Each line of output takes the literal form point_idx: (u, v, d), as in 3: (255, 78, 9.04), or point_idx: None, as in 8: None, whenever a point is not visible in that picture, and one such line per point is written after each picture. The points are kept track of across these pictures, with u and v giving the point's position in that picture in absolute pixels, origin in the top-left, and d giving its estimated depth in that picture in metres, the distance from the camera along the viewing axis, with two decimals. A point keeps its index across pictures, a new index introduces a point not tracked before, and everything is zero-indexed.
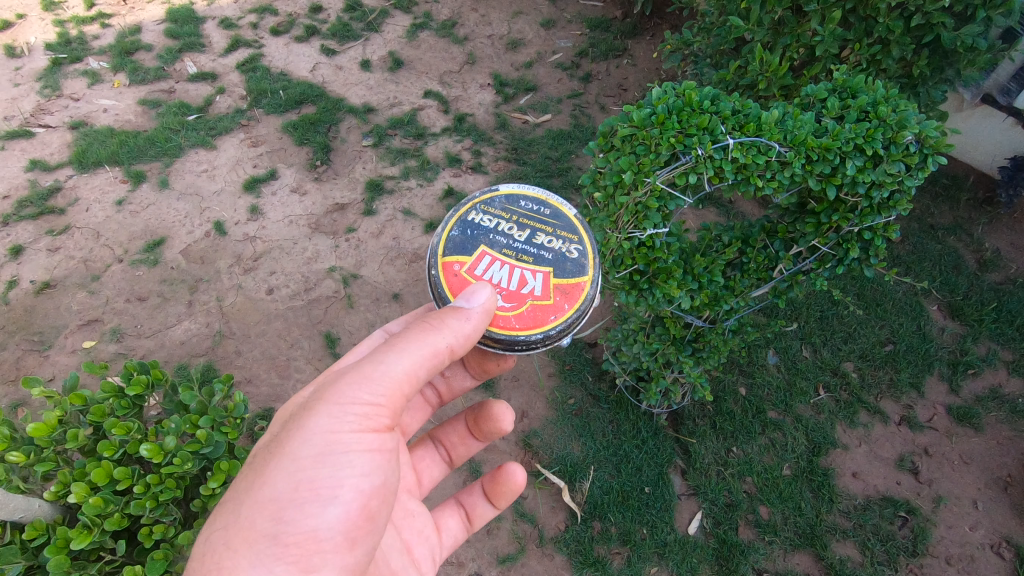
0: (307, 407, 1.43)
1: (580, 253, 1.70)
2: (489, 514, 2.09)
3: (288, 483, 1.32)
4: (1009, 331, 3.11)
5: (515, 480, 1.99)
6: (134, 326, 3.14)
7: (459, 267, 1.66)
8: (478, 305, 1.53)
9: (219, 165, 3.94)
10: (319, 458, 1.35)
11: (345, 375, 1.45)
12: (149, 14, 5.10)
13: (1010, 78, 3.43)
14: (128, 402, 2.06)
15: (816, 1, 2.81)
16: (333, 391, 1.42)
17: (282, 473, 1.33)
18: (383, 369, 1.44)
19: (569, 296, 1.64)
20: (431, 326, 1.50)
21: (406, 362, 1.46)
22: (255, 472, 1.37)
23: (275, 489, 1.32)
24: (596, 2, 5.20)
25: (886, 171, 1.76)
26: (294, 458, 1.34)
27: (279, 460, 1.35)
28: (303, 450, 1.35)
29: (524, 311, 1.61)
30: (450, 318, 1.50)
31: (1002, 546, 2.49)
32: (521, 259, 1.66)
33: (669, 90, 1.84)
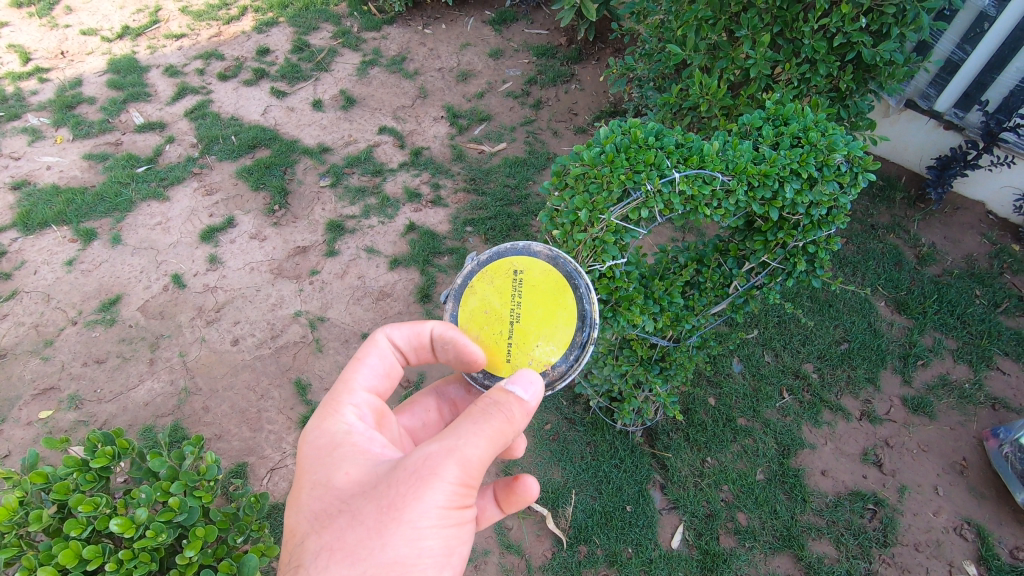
0: (410, 472, 1.27)
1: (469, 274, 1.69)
2: (497, 516, 1.79)
3: (409, 550, 1.22)
4: (950, 320, 3.30)
5: (528, 491, 1.71)
6: (93, 391, 3.04)
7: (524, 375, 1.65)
8: (536, 394, 1.42)
9: (173, 216, 3.86)
10: (434, 527, 1.26)
11: (445, 444, 1.29)
12: (89, 65, 5.01)
13: (929, 84, 3.78)
14: (93, 475, 1.99)
15: (746, 26, 2.97)
16: (441, 463, 1.27)
17: (405, 538, 1.22)
18: (477, 449, 1.29)
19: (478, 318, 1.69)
20: (509, 409, 1.36)
21: (501, 441, 1.34)
22: (365, 523, 1.24)
23: (396, 554, 1.21)
24: (541, 31, 5.35)
25: (822, 191, 1.89)
26: (414, 527, 1.23)
27: (396, 521, 1.23)
28: (422, 520, 1.24)
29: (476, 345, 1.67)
30: (523, 408, 1.38)
31: (965, 529, 2.62)
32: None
33: (615, 129, 1.96)
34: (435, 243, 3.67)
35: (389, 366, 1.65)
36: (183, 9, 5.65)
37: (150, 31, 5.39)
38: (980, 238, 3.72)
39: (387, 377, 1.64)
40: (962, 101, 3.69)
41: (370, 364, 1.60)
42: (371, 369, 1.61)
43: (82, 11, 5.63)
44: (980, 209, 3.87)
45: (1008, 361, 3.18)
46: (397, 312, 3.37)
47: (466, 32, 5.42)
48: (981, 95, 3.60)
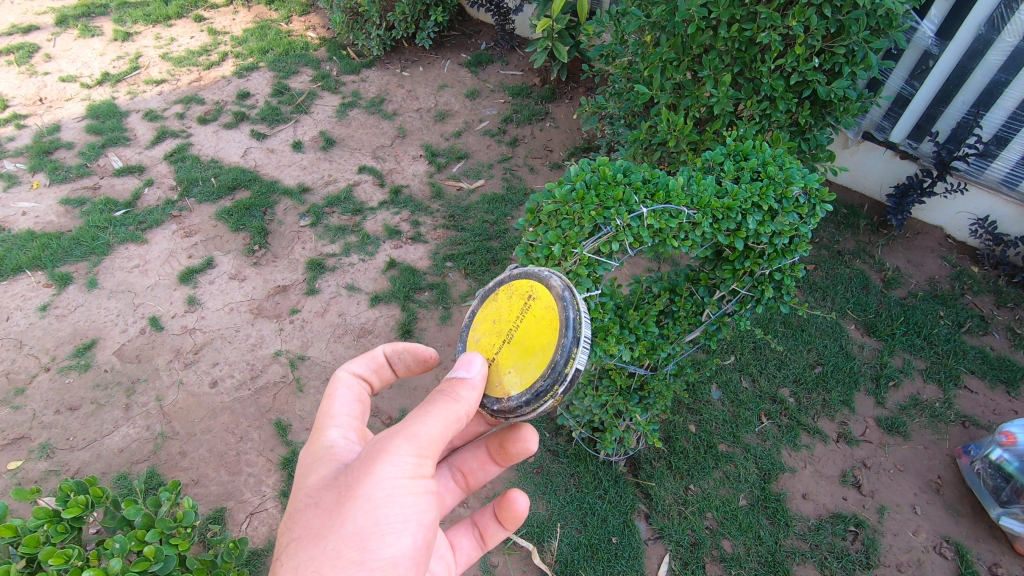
0: (366, 456, 1.37)
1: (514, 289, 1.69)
2: (502, 536, 1.92)
3: (365, 522, 1.28)
4: (918, 341, 3.42)
5: (517, 510, 1.77)
6: (65, 438, 2.97)
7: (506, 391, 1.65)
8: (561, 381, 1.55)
9: (151, 259, 3.85)
10: (391, 501, 1.30)
11: (395, 427, 1.38)
12: (68, 111, 5.05)
13: (883, 117, 4.00)
14: (65, 526, 1.93)
15: (708, 67, 3.14)
16: (388, 441, 1.35)
17: (359, 510, 1.28)
18: (428, 425, 1.36)
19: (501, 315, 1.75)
20: (451, 393, 1.44)
21: (447, 418, 1.40)
22: (326, 508, 1.33)
23: (354, 528, 1.27)
24: (515, 72, 5.54)
25: (783, 222, 1.99)
26: (367, 500, 1.29)
27: (352, 499, 1.31)
28: (375, 492, 1.30)
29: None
30: (461, 388, 1.46)
31: (944, 547, 2.66)
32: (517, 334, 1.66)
33: (585, 167, 2.03)
34: (415, 279, 3.71)
35: (356, 395, 1.73)
36: (164, 55, 5.75)
37: (130, 77, 5.47)
38: (941, 261, 3.88)
39: (359, 406, 1.71)
40: (914, 132, 3.90)
41: (341, 394, 1.68)
42: (343, 398, 1.68)
43: (61, 58, 5.69)
44: (939, 233, 4.04)
45: (975, 379, 3.28)
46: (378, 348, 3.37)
47: (443, 73, 5.59)
48: (932, 127, 3.82)
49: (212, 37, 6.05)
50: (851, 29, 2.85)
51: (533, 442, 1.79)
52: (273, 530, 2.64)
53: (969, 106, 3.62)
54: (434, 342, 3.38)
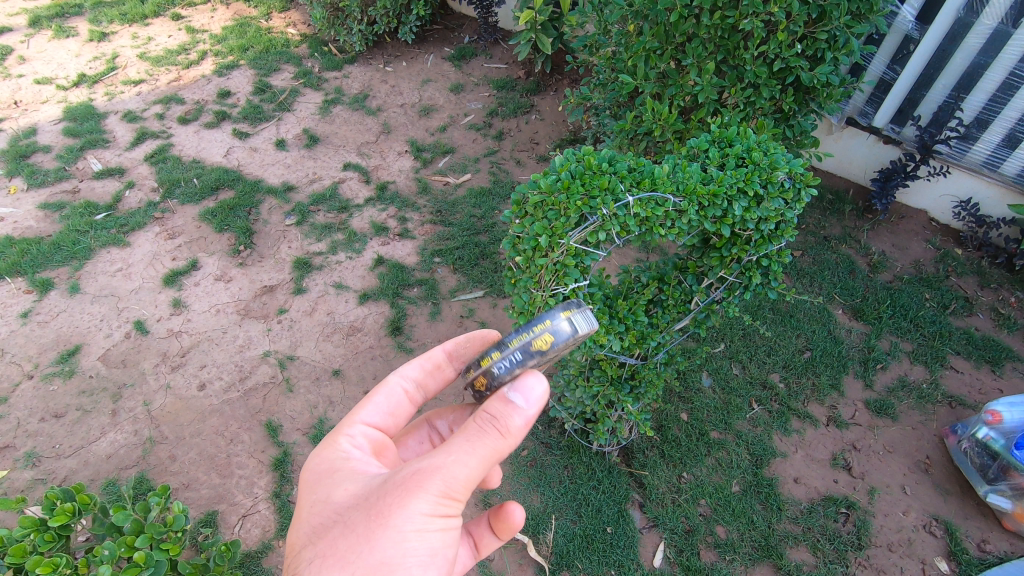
0: (399, 483, 1.29)
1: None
2: (496, 543, 1.89)
3: (394, 553, 1.25)
4: (904, 324, 3.45)
5: (514, 520, 1.76)
6: (51, 446, 2.92)
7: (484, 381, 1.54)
8: (537, 400, 1.35)
9: (134, 262, 3.80)
10: (421, 535, 1.28)
11: (436, 458, 1.30)
12: (44, 114, 4.95)
13: (866, 103, 4.01)
14: (52, 535, 1.90)
15: (691, 55, 3.14)
16: (427, 475, 1.28)
17: (389, 542, 1.25)
18: (467, 462, 1.30)
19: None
20: (500, 425, 1.33)
21: (491, 454, 1.33)
22: (354, 530, 1.27)
23: (381, 558, 1.24)
24: (499, 65, 5.50)
25: (769, 208, 1.99)
26: (398, 532, 1.25)
27: (382, 526, 1.26)
28: (407, 525, 1.26)
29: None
30: (515, 418, 1.32)
31: (934, 525, 2.69)
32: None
33: (570, 157, 2.02)
34: (403, 275, 3.69)
35: (394, 403, 1.73)
36: (141, 55, 5.65)
37: (108, 78, 5.37)
38: (925, 244, 3.91)
39: (392, 415, 1.72)
40: (897, 117, 3.93)
41: (377, 402, 1.68)
42: (376, 406, 1.69)
43: (36, 60, 5.57)
44: (923, 216, 4.08)
45: (960, 359, 3.32)
46: (368, 346, 3.35)
47: (426, 68, 5.55)
48: (914, 111, 3.85)
49: (190, 35, 5.95)
50: (832, 14, 2.86)
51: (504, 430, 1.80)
52: (266, 532, 2.62)
53: (950, 90, 3.66)
54: (424, 338, 3.37)
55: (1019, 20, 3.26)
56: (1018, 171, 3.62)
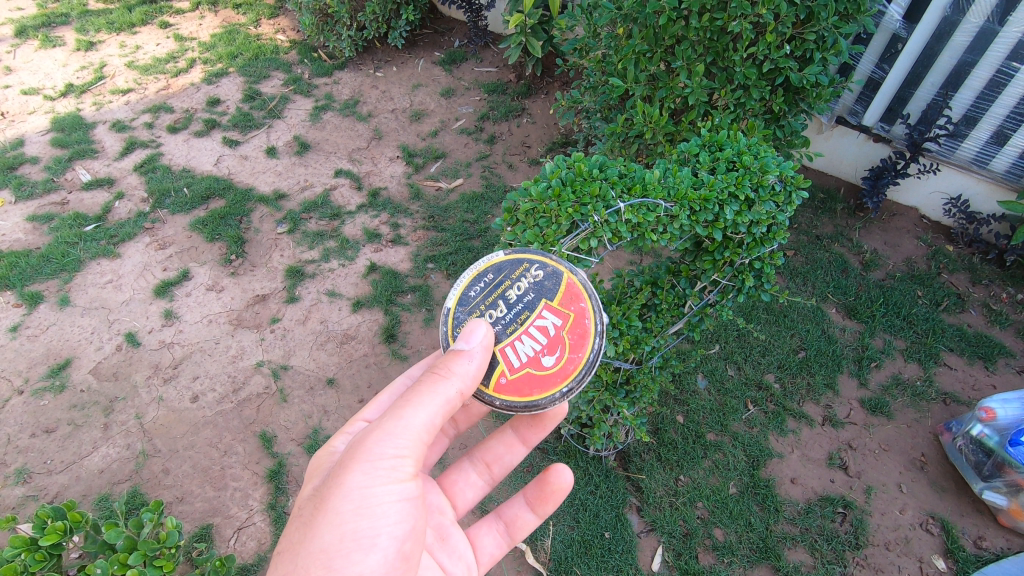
0: (340, 466, 1.40)
1: (541, 266, 1.63)
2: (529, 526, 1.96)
3: (332, 537, 1.30)
4: (897, 322, 3.46)
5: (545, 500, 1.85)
6: (42, 462, 2.89)
7: (505, 381, 1.54)
8: (477, 339, 1.50)
9: (124, 273, 3.76)
10: (362, 510, 1.34)
11: (371, 428, 1.42)
12: (32, 125, 4.91)
13: (855, 102, 4.03)
14: (43, 554, 1.88)
15: (681, 58, 3.14)
16: (362, 447, 1.39)
17: (328, 526, 1.31)
18: (402, 423, 1.40)
19: (574, 295, 1.60)
20: (441, 369, 1.45)
21: (428, 410, 1.42)
22: (302, 523, 1.36)
23: (322, 543, 1.30)
24: (490, 68, 5.50)
25: (760, 211, 2.00)
26: (336, 512, 1.33)
27: (322, 514, 1.33)
28: (344, 505, 1.33)
29: (569, 341, 1.56)
30: (455, 362, 1.46)
31: (931, 523, 2.70)
32: (524, 319, 1.58)
33: (560, 163, 2.01)
34: (397, 282, 3.68)
35: (400, 399, 1.85)
36: (129, 64, 5.62)
37: (95, 87, 5.33)
38: (917, 241, 3.93)
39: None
40: (886, 116, 3.96)
41: (379, 400, 1.84)
42: (378, 405, 1.85)
43: (22, 71, 5.53)
44: (914, 214, 4.09)
45: (954, 356, 3.34)
46: (363, 354, 3.33)
47: (416, 73, 5.54)
48: (903, 109, 3.88)
49: (178, 43, 5.92)
50: (820, 15, 2.86)
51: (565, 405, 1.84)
52: (262, 544, 2.60)
53: (938, 88, 3.69)
54: (419, 345, 3.36)
55: (1005, 18, 3.28)
56: (1007, 166, 3.65)
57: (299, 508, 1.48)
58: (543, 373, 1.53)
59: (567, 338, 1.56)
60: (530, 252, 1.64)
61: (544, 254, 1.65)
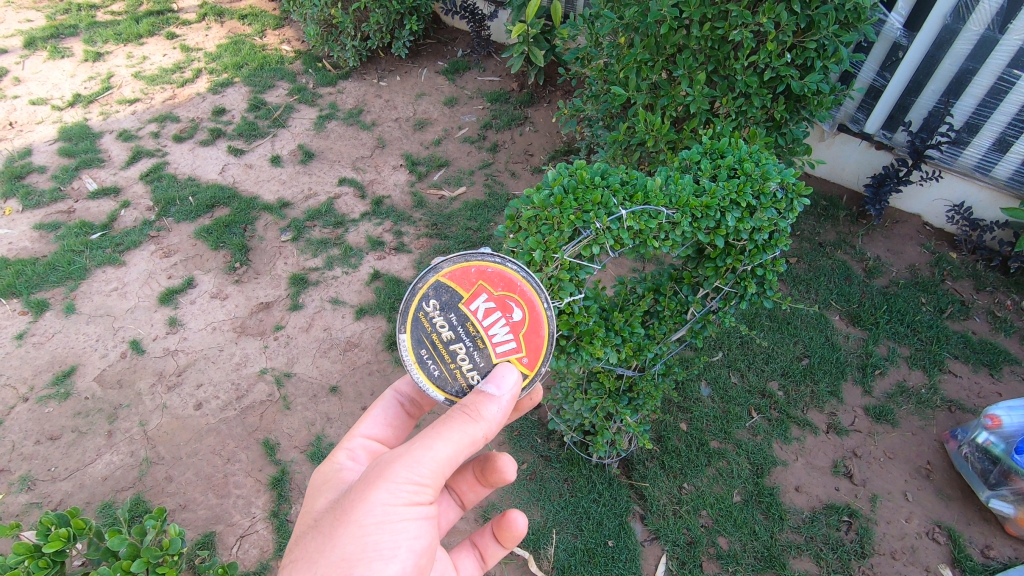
0: (364, 479, 1.37)
1: (430, 296, 1.53)
2: (503, 553, 1.87)
3: (354, 548, 1.28)
4: (901, 329, 3.45)
5: (518, 529, 1.74)
6: (46, 469, 2.89)
7: (525, 358, 1.53)
8: (510, 386, 1.45)
9: (129, 281, 3.79)
10: (384, 528, 1.31)
11: (399, 449, 1.37)
12: (39, 135, 4.96)
13: (857, 109, 4.06)
14: (46, 561, 1.89)
15: (682, 66, 3.16)
16: (389, 466, 1.35)
17: (350, 537, 1.28)
18: (431, 452, 1.34)
19: (461, 278, 1.52)
20: (472, 410, 1.40)
21: (457, 444, 1.36)
22: (322, 531, 1.33)
23: (343, 554, 1.27)
24: (493, 77, 5.54)
25: (762, 218, 2.00)
26: (359, 526, 1.30)
27: (344, 524, 1.31)
28: (367, 519, 1.30)
29: (498, 289, 1.52)
30: (485, 404, 1.41)
31: (937, 532, 2.68)
32: (472, 326, 1.51)
33: (563, 171, 2.02)
34: (400, 289, 3.69)
35: (391, 414, 1.84)
36: (136, 74, 5.68)
37: (102, 98, 5.39)
38: (920, 248, 3.93)
39: (390, 427, 1.82)
40: (888, 123, 3.96)
41: (374, 414, 1.80)
42: (374, 419, 1.80)
43: (31, 81, 5.59)
44: (917, 220, 4.09)
45: (959, 363, 3.32)
46: (366, 361, 3.34)
47: (420, 82, 5.58)
48: (904, 117, 3.89)
49: (185, 54, 5.98)
50: (821, 23, 2.87)
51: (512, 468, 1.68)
52: (264, 552, 2.60)
53: (939, 95, 3.69)
54: None
55: (1006, 25, 3.30)
56: (1010, 174, 3.66)
57: (313, 514, 1.44)
58: (528, 325, 1.52)
59: (502, 291, 1.52)
60: (409, 301, 1.51)
61: (409, 299, 1.52)
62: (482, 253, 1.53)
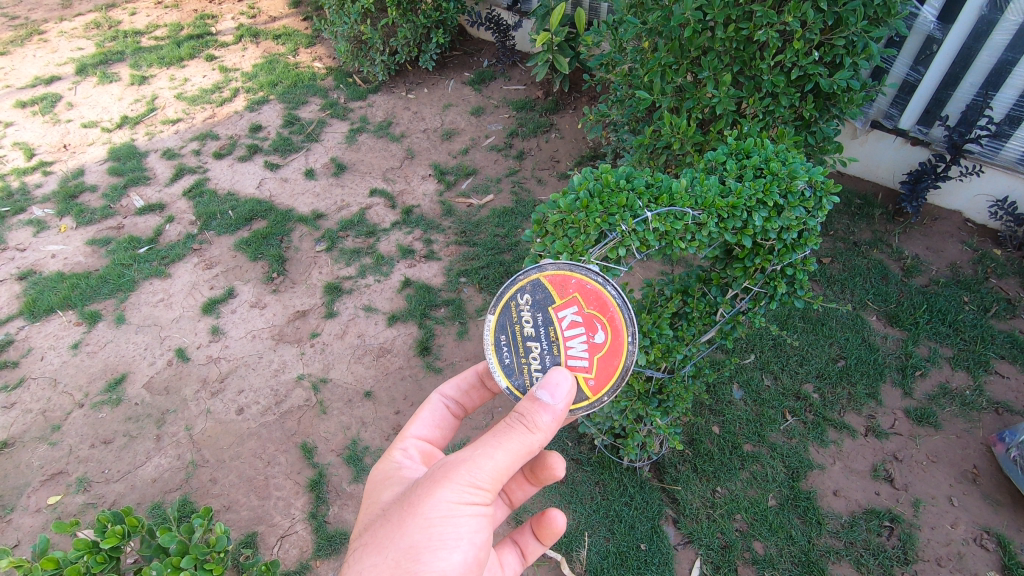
0: (429, 477, 1.42)
1: (524, 292, 1.64)
2: (542, 551, 1.89)
3: (421, 537, 1.35)
4: (943, 329, 3.35)
5: (558, 526, 1.77)
6: (101, 471, 3.05)
7: (593, 380, 1.60)
8: (564, 397, 1.46)
9: (174, 292, 3.97)
10: (449, 522, 1.36)
11: (461, 453, 1.40)
12: (91, 155, 5.25)
13: (890, 105, 3.96)
14: (103, 556, 2.01)
15: (707, 68, 3.16)
16: (452, 467, 1.39)
17: (417, 527, 1.35)
18: (491, 458, 1.38)
19: (562, 286, 1.61)
20: (528, 420, 1.42)
21: (514, 453, 1.39)
22: (390, 519, 1.40)
23: (411, 542, 1.34)
24: (518, 86, 5.61)
25: (790, 216, 1.99)
26: (425, 518, 1.36)
27: (411, 515, 1.37)
28: (433, 512, 1.36)
29: (592, 309, 1.59)
30: (540, 414, 1.42)
31: (985, 538, 2.59)
32: (554, 335, 1.61)
33: (588, 175, 2.05)
34: (430, 296, 3.76)
35: (438, 416, 1.91)
36: (178, 95, 5.95)
37: (148, 119, 5.67)
38: (962, 246, 3.81)
39: (438, 428, 1.89)
40: (924, 118, 3.86)
41: (423, 416, 1.86)
42: (423, 420, 1.87)
43: (82, 106, 5.93)
44: (957, 217, 3.97)
45: (1005, 364, 3.20)
46: (398, 367, 3.41)
47: (447, 93, 5.69)
48: (941, 111, 3.78)
49: (223, 74, 6.24)
50: (848, 20, 2.83)
51: (559, 467, 1.72)
52: (304, 552, 2.68)
53: (978, 88, 3.59)
54: (452, 358, 3.43)
55: None
56: None
57: (382, 506, 1.51)
58: (608, 351, 1.59)
59: (595, 310, 1.59)
60: (505, 291, 1.64)
61: (510, 288, 1.65)
62: (586, 267, 1.62)
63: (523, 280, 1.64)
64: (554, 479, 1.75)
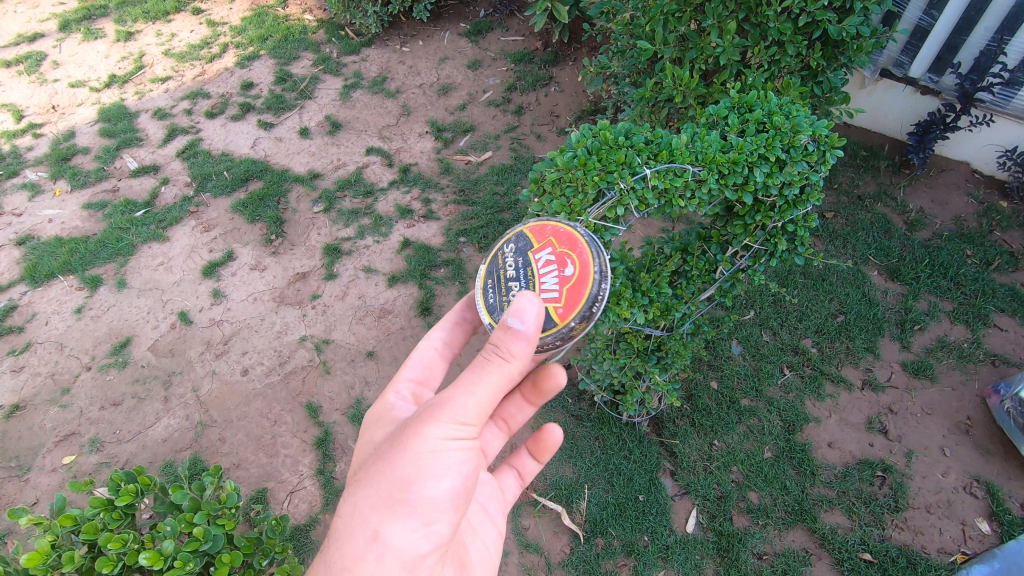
0: (415, 416, 1.45)
1: (509, 244, 1.67)
2: (538, 470, 2.01)
3: (407, 475, 1.38)
4: (944, 283, 3.34)
5: (554, 440, 1.89)
6: (112, 432, 3.12)
7: (562, 308, 1.52)
8: (533, 320, 1.38)
9: (174, 255, 3.96)
10: (436, 455, 1.40)
11: (444, 390, 1.42)
12: (81, 117, 5.13)
13: (901, 52, 3.81)
14: (119, 514, 2.08)
15: (712, 16, 3.04)
16: (435, 406, 1.41)
17: (405, 462, 1.39)
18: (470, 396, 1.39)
19: (541, 231, 1.64)
20: (503, 351, 1.40)
21: (494, 384, 1.40)
22: (379, 458, 1.46)
23: (399, 475, 1.38)
24: (516, 37, 5.42)
25: (792, 172, 1.95)
26: (412, 454, 1.39)
27: (398, 451, 1.41)
28: (419, 447, 1.39)
29: (564, 247, 1.59)
30: (514, 343, 1.39)
31: (975, 486, 2.66)
32: (529, 273, 1.59)
33: (586, 132, 2.01)
34: (430, 256, 3.75)
35: (428, 357, 1.90)
36: (166, 52, 5.77)
37: (136, 77, 5.52)
38: (967, 197, 3.76)
39: (429, 367, 1.89)
40: (935, 65, 3.72)
41: (412, 359, 1.86)
42: (414, 362, 1.87)
43: (68, 64, 5.76)
44: (965, 168, 3.90)
45: (1004, 317, 3.21)
46: (400, 327, 3.44)
47: (443, 45, 5.51)
48: (953, 58, 3.64)
49: (211, 29, 6.03)
50: None
51: (563, 375, 1.76)
52: (313, 506, 2.77)
53: (993, 32, 3.45)
54: None
55: None
56: None
57: (374, 446, 1.56)
58: (576, 282, 1.54)
59: (566, 248, 1.59)
60: (493, 244, 1.69)
61: (499, 244, 1.69)
62: (562, 219, 1.67)
63: (509, 236, 1.69)
64: (558, 388, 1.79)
